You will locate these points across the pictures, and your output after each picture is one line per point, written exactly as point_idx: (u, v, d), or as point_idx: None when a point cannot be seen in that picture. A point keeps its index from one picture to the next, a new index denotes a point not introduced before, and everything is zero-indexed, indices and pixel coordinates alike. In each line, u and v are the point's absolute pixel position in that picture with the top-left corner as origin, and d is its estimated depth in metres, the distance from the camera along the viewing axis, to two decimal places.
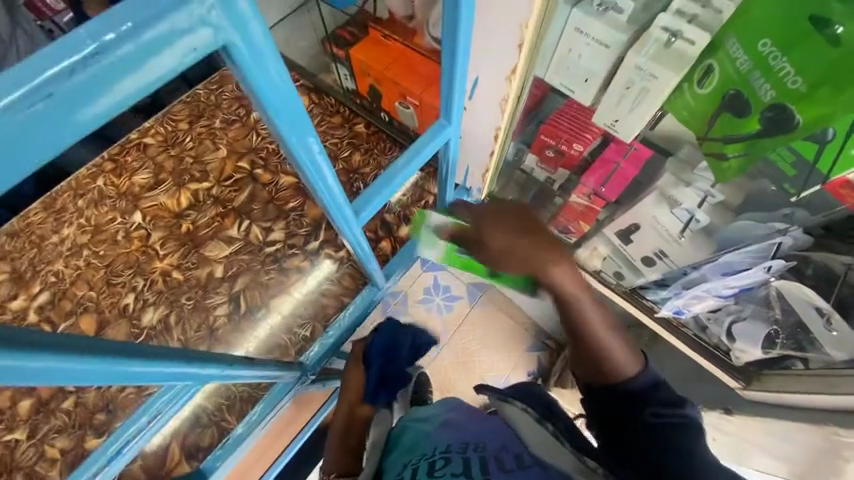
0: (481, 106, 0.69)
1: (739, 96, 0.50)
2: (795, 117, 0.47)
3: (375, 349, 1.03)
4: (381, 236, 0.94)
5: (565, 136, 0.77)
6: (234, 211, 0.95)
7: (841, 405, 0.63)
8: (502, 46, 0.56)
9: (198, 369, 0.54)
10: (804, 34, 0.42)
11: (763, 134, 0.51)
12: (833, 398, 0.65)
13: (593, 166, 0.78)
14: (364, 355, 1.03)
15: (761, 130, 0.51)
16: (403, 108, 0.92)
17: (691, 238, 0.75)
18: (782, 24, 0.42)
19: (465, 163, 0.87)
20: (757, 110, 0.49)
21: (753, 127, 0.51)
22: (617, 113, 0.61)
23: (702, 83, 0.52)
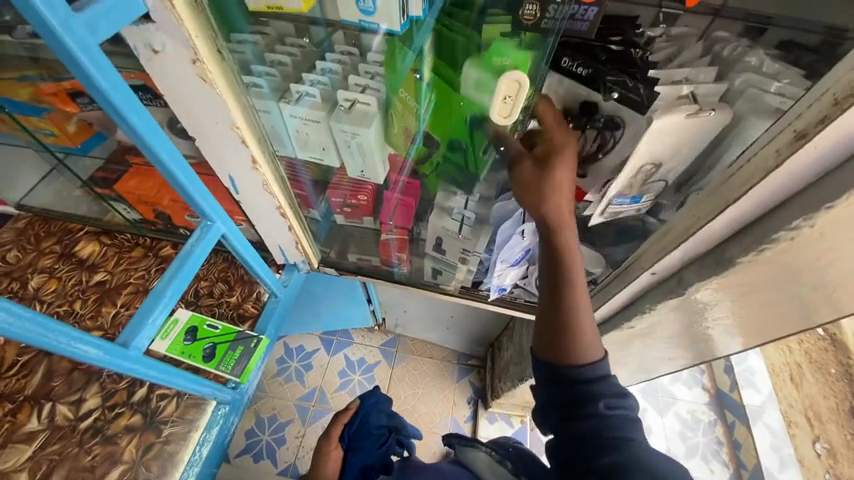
0: (250, 194, 0.76)
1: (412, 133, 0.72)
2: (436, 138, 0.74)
3: (352, 428, 1.03)
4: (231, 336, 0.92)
5: (349, 192, 0.90)
6: (27, 400, 0.78)
7: (623, 301, 0.81)
8: (229, 146, 0.66)
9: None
10: (411, 83, 0.63)
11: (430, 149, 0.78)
12: (611, 302, 0.83)
13: (383, 207, 0.93)
14: (343, 439, 1.02)
15: (433, 145, 0.77)
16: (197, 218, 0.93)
17: (470, 231, 0.90)
18: (397, 81, 0.63)
19: (276, 244, 0.92)
20: (425, 132, 0.73)
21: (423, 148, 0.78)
22: (358, 166, 0.74)
23: (392, 128, 0.71)
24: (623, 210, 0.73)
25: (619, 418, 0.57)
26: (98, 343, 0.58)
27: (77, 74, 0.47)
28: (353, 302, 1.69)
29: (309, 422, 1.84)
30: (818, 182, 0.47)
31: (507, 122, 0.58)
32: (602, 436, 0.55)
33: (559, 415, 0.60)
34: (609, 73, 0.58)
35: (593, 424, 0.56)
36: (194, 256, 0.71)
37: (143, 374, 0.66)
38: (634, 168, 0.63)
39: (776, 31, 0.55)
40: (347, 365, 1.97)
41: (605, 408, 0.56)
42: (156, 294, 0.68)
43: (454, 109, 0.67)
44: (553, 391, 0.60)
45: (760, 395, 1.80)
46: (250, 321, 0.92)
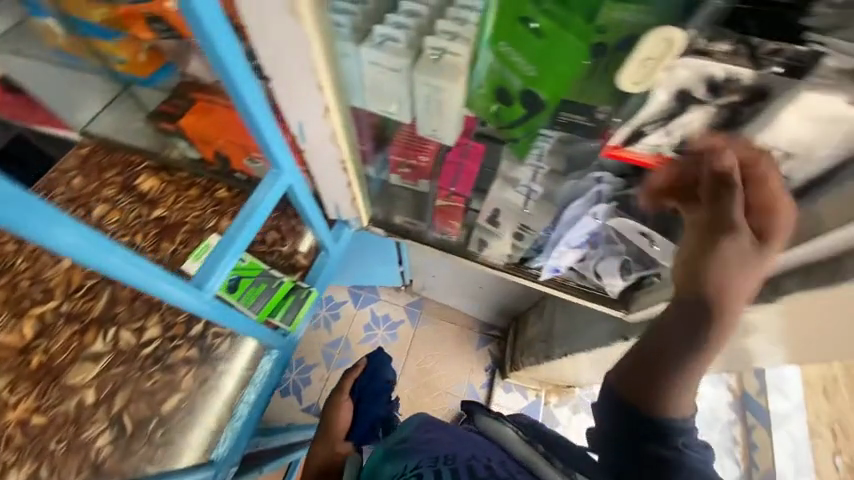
0: (315, 146, 0.72)
1: (504, 90, 0.61)
2: (542, 97, 0.59)
3: (360, 385, 1.09)
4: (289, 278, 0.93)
5: (411, 151, 0.86)
6: (94, 323, 0.84)
7: None
8: (304, 93, 0.60)
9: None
10: (514, 26, 0.52)
11: (531, 112, 0.63)
12: None
13: (443, 169, 0.89)
14: (353, 393, 1.08)
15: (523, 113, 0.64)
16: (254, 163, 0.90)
17: (535, 207, 0.86)
18: (499, 32, 0.54)
19: (331, 199, 0.89)
20: (518, 97, 0.60)
21: (521, 109, 0.63)
22: (432, 123, 0.69)
23: (478, 82, 0.61)
24: None
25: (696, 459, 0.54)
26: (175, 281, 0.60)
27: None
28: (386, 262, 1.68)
29: (334, 367, 1.94)
30: None
31: (636, 90, 0.50)
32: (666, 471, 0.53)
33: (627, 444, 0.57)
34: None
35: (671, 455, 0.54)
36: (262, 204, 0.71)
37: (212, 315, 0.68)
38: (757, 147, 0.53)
39: None
40: (373, 320, 2.03)
41: (684, 446, 0.54)
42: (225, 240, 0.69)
43: (557, 73, 0.55)
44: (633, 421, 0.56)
45: (786, 402, 1.75)
46: (300, 272, 0.94)
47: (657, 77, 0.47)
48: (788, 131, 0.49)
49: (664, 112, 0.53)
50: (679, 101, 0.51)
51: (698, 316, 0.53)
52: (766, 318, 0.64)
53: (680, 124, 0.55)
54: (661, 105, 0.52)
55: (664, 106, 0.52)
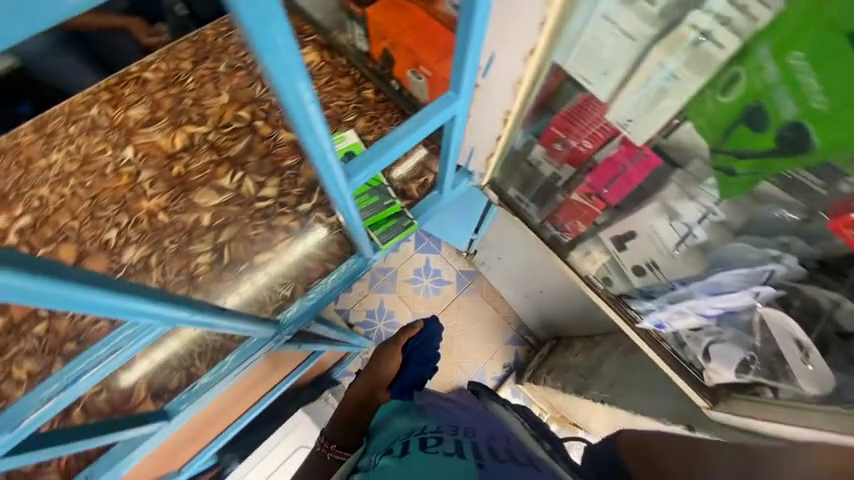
0: (494, 85, 0.67)
1: (759, 110, 0.50)
2: (813, 139, 0.48)
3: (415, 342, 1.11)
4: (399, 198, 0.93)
5: (576, 128, 0.73)
6: (228, 160, 0.92)
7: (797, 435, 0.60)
8: (522, 23, 0.54)
9: (112, 293, 0.45)
10: (827, 43, 0.41)
11: (778, 150, 0.52)
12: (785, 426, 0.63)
13: (599, 166, 0.75)
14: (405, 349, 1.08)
15: (778, 146, 0.51)
16: (416, 78, 0.88)
17: (685, 253, 0.75)
18: (807, 38, 0.42)
19: (470, 144, 0.86)
20: (777, 126, 0.49)
21: (769, 142, 0.51)
22: (630, 111, 0.60)
23: (726, 91, 0.51)
24: None
25: None
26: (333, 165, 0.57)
27: None
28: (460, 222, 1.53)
29: (374, 289, 2.03)
30: None
31: None
32: None
33: None
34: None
35: None
36: (426, 124, 0.69)
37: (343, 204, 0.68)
38: None
39: None
40: (424, 268, 2.05)
41: None
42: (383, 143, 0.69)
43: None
44: None
45: None
46: (408, 201, 0.94)
47: None
48: None
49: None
50: None
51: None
52: None
53: None
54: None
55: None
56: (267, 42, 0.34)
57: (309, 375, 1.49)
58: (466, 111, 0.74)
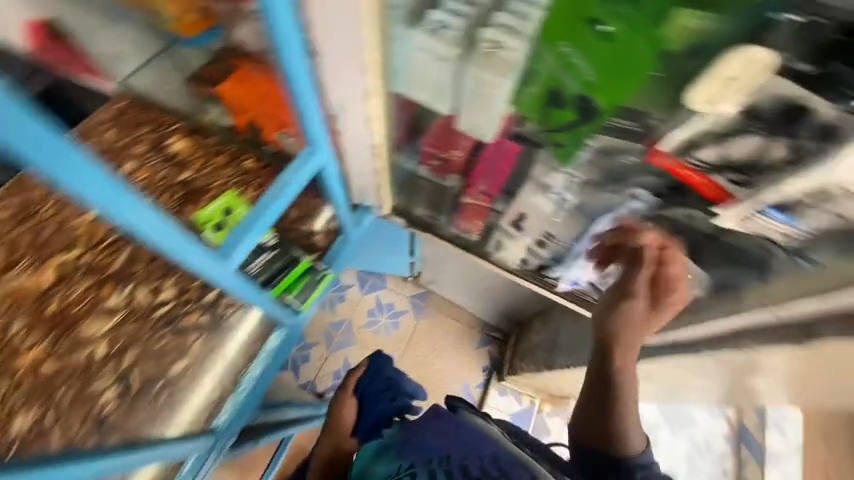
0: (351, 127, 0.72)
1: (557, 91, 0.59)
2: (600, 104, 0.58)
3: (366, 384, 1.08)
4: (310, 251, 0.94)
5: (445, 144, 0.84)
6: (111, 278, 0.84)
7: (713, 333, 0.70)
8: (346, 71, 0.60)
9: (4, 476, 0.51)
10: (578, 30, 0.50)
11: (583, 119, 0.62)
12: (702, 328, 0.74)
13: (475, 168, 0.87)
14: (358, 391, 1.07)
15: (592, 112, 0.60)
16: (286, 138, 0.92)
17: (566, 215, 0.85)
18: (561, 28, 0.50)
19: (357, 183, 0.88)
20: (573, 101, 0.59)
21: (571, 115, 0.62)
22: (471, 116, 0.67)
23: (530, 83, 0.59)
24: (768, 227, 0.61)
25: None
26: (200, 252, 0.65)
27: None
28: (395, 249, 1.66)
29: (333, 348, 1.95)
30: None
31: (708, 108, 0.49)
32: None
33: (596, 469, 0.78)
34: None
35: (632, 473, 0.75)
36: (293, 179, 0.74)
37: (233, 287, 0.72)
38: (809, 186, 0.50)
39: None
40: (376, 307, 2.02)
41: None
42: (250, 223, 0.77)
43: (621, 80, 0.52)
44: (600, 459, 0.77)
45: (786, 442, 1.67)
46: (317, 253, 0.94)
47: (731, 99, 0.47)
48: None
49: (725, 129, 0.52)
50: (745, 122, 0.50)
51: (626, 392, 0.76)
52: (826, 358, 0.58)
53: (738, 150, 0.53)
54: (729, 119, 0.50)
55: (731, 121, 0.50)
56: (61, 171, 0.44)
57: (290, 462, 1.39)
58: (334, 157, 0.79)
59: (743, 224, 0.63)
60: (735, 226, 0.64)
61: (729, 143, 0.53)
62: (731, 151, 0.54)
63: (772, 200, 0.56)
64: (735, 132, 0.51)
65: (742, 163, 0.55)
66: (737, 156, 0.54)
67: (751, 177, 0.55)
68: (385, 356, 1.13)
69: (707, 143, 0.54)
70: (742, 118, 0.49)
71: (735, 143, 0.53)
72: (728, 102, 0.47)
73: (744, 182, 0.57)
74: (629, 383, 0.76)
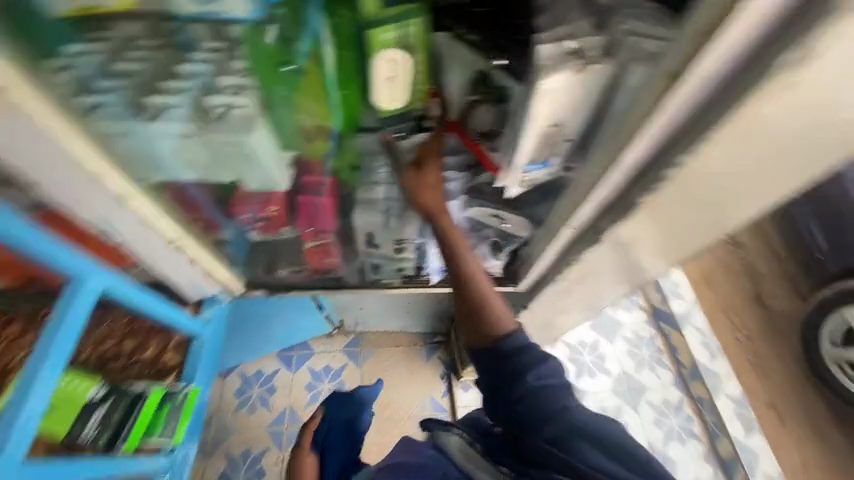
0: (131, 239, 0.68)
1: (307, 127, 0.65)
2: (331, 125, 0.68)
3: (322, 434, 0.99)
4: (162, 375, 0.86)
5: (262, 202, 0.81)
6: None
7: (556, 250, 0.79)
8: (81, 187, 0.58)
9: None
10: (283, 77, 0.58)
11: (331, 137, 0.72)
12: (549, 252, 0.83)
13: (298, 213, 0.85)
14: (316, 445, 0.98)
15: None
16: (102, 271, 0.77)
17: (397, 220, 0.89)
18: (268, 76, 0.57)
19: (182, 282, 0.83)
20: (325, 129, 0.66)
21: (320, 139, 0.71)
22: (258, 174, 0.66)
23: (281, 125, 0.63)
24: (539, 179, 0.74)
25: (550, 392, 0.66)
26: None
27: None
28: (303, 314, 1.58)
29: (285, 446, 1.64)
30: (698, 116, 0.50)
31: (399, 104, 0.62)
32: (534, 412, 0.65)
33: (503, 397, 0.69)
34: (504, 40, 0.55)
35: (531, 402, 0.65)
36: (69, 326, 0.60)
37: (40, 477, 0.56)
38: (536, 134, 0.62)
39: None
40: (313, 377, 1.75)
41: (535, 380, 0.66)
42: (25, 384, 0.55)
43: (332, 102, 0.63)
44: (495, 378, 0.70)
45: (685, 302, 1.87)
46: (171, 373, 0.87)
47: (401, 95, 0.60)
48: (547, 113, 0.58)
49: (464, 102, 0.66)
50: (469, 92, 0.64)
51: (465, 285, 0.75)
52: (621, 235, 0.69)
53: (484, 117, 0.67)
54: (461, 90, 0.64)
55: (463, 94, 0.64)
56: None
57: None
58: (122, 277, 0.70)
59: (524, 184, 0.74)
60: (521, 190, 0.75)
61: (475, 112, 0.67)
62: (481, 117, 0.67)
63: (522, 161, 0.67)
64: (471, 101, 0.65)
65: (492, 128, 0.68)
66: (486, 121, 0.67)
67: (498, 140, 0.68)
68: (339, 396, 1.04)
69: (464, 112, 0.68)
70: (469, 92, 0.64)
71: (478, 114, 0.67)
72: (403, 97, 0.61)
73: (497, 147, 0.69)
74: (486, 286, 0.74)
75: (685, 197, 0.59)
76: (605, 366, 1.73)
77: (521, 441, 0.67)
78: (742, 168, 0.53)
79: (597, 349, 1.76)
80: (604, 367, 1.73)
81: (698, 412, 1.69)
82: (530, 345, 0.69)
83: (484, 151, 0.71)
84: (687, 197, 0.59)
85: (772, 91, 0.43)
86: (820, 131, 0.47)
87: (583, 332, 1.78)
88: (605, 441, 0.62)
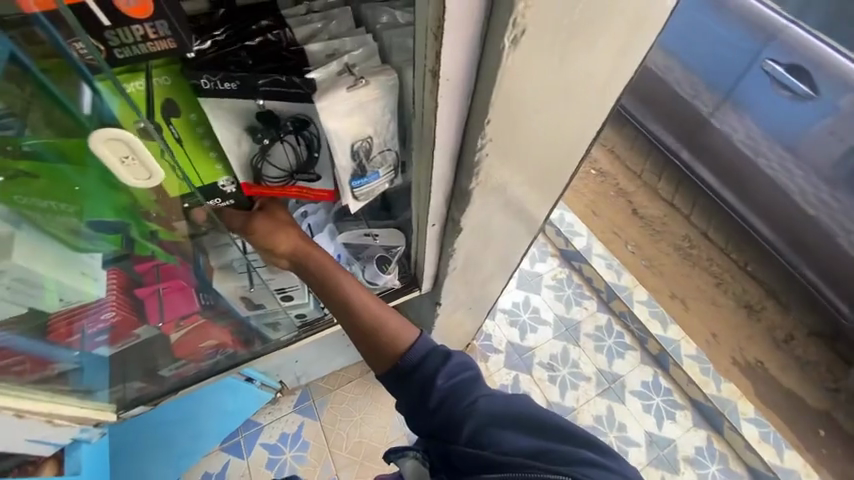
0: None
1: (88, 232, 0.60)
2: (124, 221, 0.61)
3: None
4: None
5: (84, 316, 0.69)
6: None
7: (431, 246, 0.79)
8: None
9: None
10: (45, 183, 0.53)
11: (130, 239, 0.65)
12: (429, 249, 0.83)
13: (145, 308, 0.75)
14: None
15: (123, 232, 0.63)
16: None
17: (267, 274, 0.82)
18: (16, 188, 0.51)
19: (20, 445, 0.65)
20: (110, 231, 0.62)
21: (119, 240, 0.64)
22: (49, 299, 0.61)
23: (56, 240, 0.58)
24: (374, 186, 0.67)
25: (458, 388, 0.67)
26: None
27: None
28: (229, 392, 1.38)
29: None
30: (473, 104, 0.53)
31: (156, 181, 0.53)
32: (448, 414, 0.66)
33: (419, 411, 0.69)
34: (258, 78, 0.51)
35: (444, 405, 0.66)
36: None
37: None
38: (344, 149, 0.58)
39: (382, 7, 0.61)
40: (271, 450, 1.58)
41: (443, 380, 0.67)
42: None
43: (114, 195, 0.57)
44: (409, 392, 0.69)
45: (583, 237, 1.96)
46: None
47: (149, 168, 0.51)
48: (348, 131, 0.56)
49: (253, 153, 0.58)
50: (253, 137, 0.56)
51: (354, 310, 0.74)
52: (479, 215, 0.72)
53: (281, 158, 0.59)
54: (242, 142, 0.57)
55: (247, 143, 0.57)
56: None
57: None
58: None
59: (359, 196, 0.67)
60: (362, 203, 0.69)
61: (268, 157, 0.59)
62: (277, 161, 0.59)
63: (344, 176, 0.62)
64: (259, 147, 0.57)
65: (297, 167, 0.61)
66: (287, 162, 0.60)
67: (313, 173, 0.62)
68: None
69: (259, 164, 0.59)
70: (250, 137, 0.56)
71: (274, 157, 0.59)
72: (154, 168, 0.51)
73: (316, 178, 0.63)
74: (374, 307, 0.74)
75: (512, 152, 0.60)
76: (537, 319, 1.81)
77: (448, 452, 0.66)
78: (547, 112, 0.56)
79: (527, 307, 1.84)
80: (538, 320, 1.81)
81: (625, 326, 1.83)
82: (433, 346, 0.70)
83: (303, 189, 0.64)
84: (516, 151, 0.60)
85: (512, 54, 0.45)
86: (581, 65, 0.51)
87: (512, 294, 1.86)
88: (518, 417, 0.64)
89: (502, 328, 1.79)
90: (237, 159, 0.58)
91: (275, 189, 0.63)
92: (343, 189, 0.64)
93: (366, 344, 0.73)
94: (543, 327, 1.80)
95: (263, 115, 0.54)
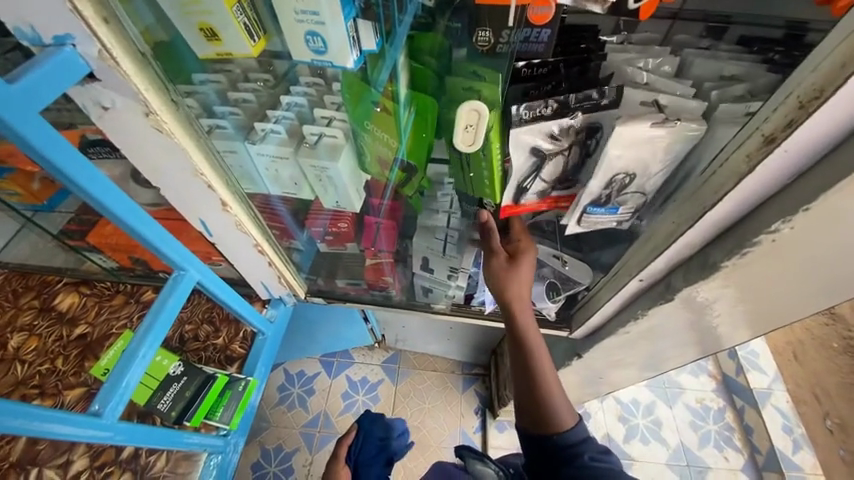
0: (225, 235, 0.75)
1: (383, 164, 0.70)
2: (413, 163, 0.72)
3: (358, 453, 1.00)
4: (228, 365, 0.89)
5: (331, 216, 0.88)
6: (12, 468, 0.72)
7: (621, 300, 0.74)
8: (196, 192, 0.65)
9: None
10: (380, 118, 0.62)
11: (409, 175, 0.77)
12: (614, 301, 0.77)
13: (363, 231, 0.92)
14: (349, 461, 0.99)
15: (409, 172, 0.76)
16: (217, 264, 0.91)
17: (453, 248, 0.90)
18: (365, 114, 0.62)
19: (258, 279, 0.91)
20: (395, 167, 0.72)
21: (402, 175, 0.77)
22: (334, 197, 0.74)
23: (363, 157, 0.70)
24: (600, 221, 0.70)
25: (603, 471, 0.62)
26: (66, 413, 0.55)
27: (28, 151, 0.48)
28: (347, 323, 1.50)
29: (317, 448, 1.62)
30: (792, 184, 0.46)
31: (474, 148, 0.57)
32: None
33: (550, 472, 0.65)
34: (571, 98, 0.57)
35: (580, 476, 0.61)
36: (168, 309, 0.67)
37: (120, 437, 0.63)
38: (606, 178, 0.61)
39: (699, 63, 0.60)
40: (350, 386, 1.74)
41: (590, 460, 0.63)
42: (129, 354, 0.64)
43: (420, 141, 0.66)
44: (548, 456, 0.66)
45: (766, 377, 1.59)
46: (238, 362, 0.90)
47: (481, 135, 0.55)
48: (621, 157, 0.57)
49: (530, 169, 0.63)
50: (538, 155, 0.61)
51: (529, 367, 0.70)
52: (706, 295, 0.61)
53: (553, 171, 0.64)
54: (524, 164, 0.62)
55: (528, 164, 0.62)
56: None
57: None
58: (210, 269, 0.76)
59: (581, 223, 0.70)
60: (578, 228, 0.72)
61: (541, 173, 0.64)
62: (547, 176, 0.64)
63: (587, 199, 0.65)
64: (540, 163, 0.62)
65: (561, 176, 0.65)
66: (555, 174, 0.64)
67: (574, 179, 0.66)
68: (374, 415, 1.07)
69: (530, 178, 0.65)
70: (534, 155, 0.61)
71: (545, 172, 0.64)
72: (482, 137, 0.56)
73: (573, 186, 0.67)
74: (550, 380, 0.69)
75: (790, 253, 0.50)
76: (660, 433, 1.50)
77: None
78: None
79: (652, 413, 1.54)
80: (660, 433, 1.50)
81: None
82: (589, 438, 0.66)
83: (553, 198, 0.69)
84: (815, 247, 0.48)
85: None
86: None
87: (639, 390, 1.57)
88: None
89: (607, 417, 1.52)
90: (513, 177, 0.64)
91: (530, 204, 0.71)
92: (578, 211, 0.67)
93: (526, 397, 0.69)
94: (657, 443, 1.48)
95: (566, 130, 0.58)
